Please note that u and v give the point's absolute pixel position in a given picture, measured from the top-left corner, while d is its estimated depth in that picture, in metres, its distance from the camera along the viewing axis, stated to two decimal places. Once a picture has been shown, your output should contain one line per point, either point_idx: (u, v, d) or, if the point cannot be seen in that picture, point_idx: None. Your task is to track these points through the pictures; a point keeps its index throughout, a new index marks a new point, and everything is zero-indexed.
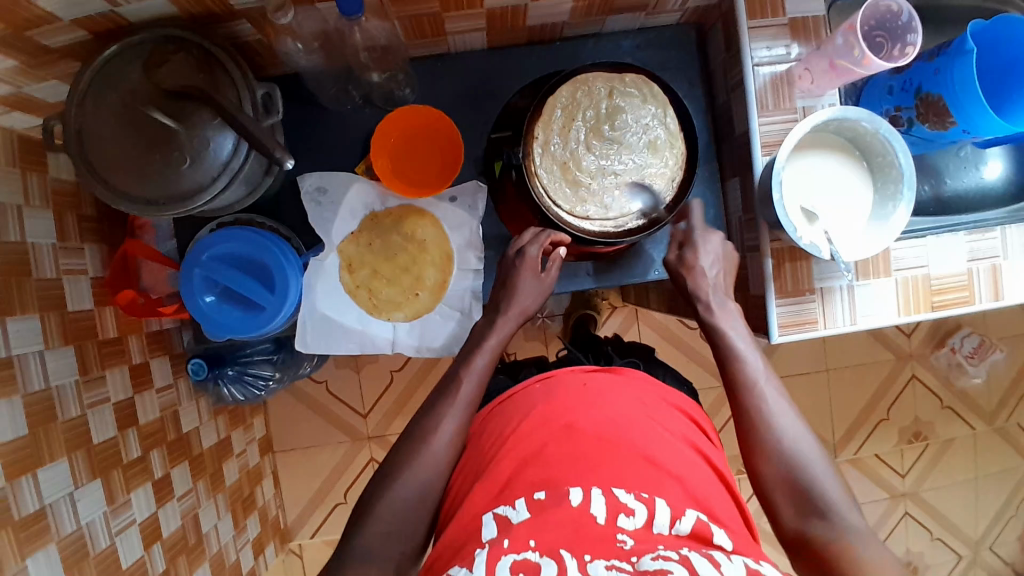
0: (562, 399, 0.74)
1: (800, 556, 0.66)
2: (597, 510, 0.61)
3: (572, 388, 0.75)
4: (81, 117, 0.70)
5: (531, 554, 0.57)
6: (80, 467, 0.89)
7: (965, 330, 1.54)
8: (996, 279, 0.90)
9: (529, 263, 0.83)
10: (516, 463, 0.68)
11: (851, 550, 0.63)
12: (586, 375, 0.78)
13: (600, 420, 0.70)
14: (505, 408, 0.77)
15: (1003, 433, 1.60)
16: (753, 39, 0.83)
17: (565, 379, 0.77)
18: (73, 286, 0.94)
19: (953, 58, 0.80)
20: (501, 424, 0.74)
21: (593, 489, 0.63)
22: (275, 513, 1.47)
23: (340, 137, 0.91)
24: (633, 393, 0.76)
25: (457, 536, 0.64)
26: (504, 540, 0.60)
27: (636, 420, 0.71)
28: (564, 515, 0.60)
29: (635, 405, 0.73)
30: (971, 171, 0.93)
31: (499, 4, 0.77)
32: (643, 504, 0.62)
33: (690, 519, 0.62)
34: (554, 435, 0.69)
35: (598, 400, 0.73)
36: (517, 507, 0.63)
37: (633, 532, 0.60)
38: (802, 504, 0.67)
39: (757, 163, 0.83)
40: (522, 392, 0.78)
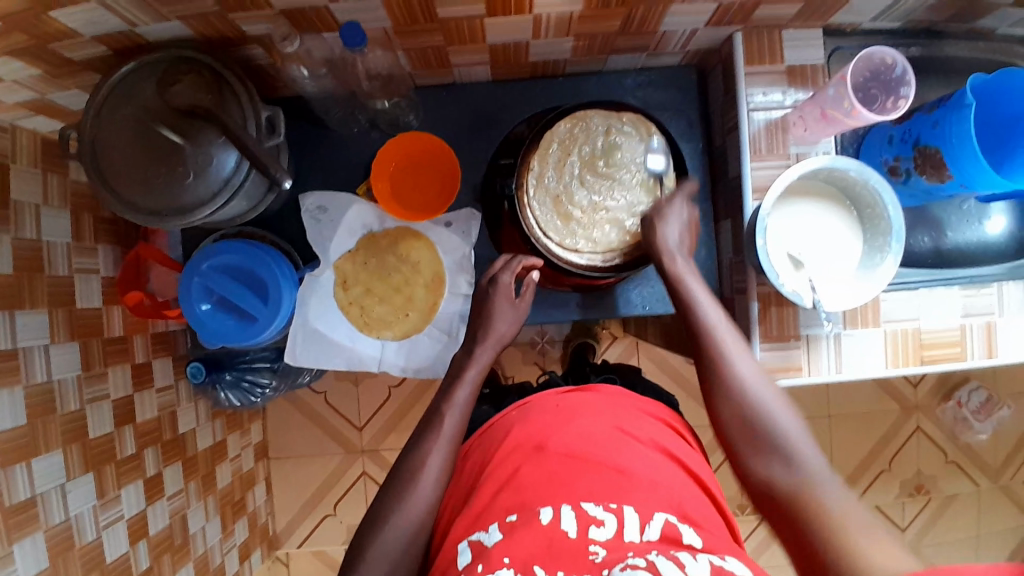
0: (532, 418, 0.75)
1: (761, 503, 0.69)
2: (568, 526, 0.61)
3: (546, 411, 0.76)
4: (96, 127, 0.74)
5: (505, 573, 0.57)
6: (74, 460, 0.92)
7: (973, 384, 1.51)
8: (991, 336, 0.89)
9: (502, 290, 0.85)
10: (492, 488, 0.68)
11: (813, 496, 0.65)
12: (561, 398, 0.78)
13: (570, 437, 0.71)
14: (485, 438, 0.78)
15: (1010, 493, 1.55)
16: (749, 85, 0.84)
17: (539, 403, 0.78)
18: (83, 284, 0.97)
19: (952, 112, 0.81)
20: (482, 451, 0.76)
21: (564, 506, 0.63)
22: (265, 520, 1.49)
23: (344, 158, 0.94)
24: (609, 410, 0.76)
25: (439, 564, 0.65)
26: (479, 565, 0.60)
27: (605, 433, 0.72)
28: (536, 534, 0.61)
29: (603, 418, 0.74)
30: (973, 225, 0.92)
31: (501, 40, 0.80)
32: (613, 514, 0.62)
33: (659, 522, 0.63)
34: (527, 457, 0.70)
35: (566, 417, 0.74)
36: (490, 530, 0.63)
37: (605, 543, 0.60)
38: (760, 447, 0.70)
39: (748, 207, 0.84)
40: (499, 420, 0.79)
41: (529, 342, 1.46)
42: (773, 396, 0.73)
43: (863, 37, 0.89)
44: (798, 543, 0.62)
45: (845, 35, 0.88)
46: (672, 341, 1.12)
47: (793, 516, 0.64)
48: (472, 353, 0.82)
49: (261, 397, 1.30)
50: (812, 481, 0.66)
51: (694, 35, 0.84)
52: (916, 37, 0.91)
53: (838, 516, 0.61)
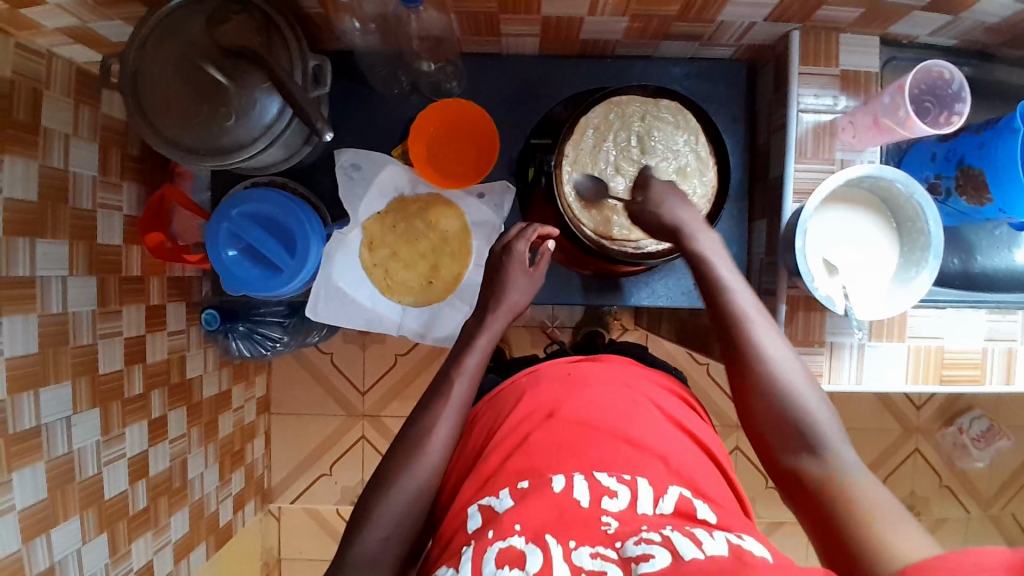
0: (542, 385, 0.75)
1: (787, 492, 0.64)
2: (580, 496, 0.61)
3: (557, 378, 0.76)
4: (140, 59, 0.73)
5: (516, 540, 0.57)
6: (81, 394, 0.92)
7: (976, 411, 1.51)
8: (1011, 362, 0.89)
9: (517, 259, 0.83)
10: (502, 451, 0.69)
11: (841, 483, 0.59)
12: (573, 367, 0.78)
13: (583, 405, 0.71)
14: (494, 403, 0.78)
15: (999, 523, 1.56)
16: (801, 86, 0.83)
17: (550, 371, 0.78)
18: (105, 219, 0.97)
19: (999, 134, 0.80)
20: (493, 414, 0.76)
21: (576, 476, 0.63)
22: (261, 473, 1.49)
23: (382, 118, 0.93)
24: (621, 379, 0.77)
25: (447, 531, 0.65)
26: (489, 530, 0.59)
27: (617, 403, 0.72)
28: (547, 501, 0.61)
29: (616, 387, 0.75)
30: (1002, 252, 0.91)
31: (556, 13, 0.79)
32: (626, 486, 0.62)
33: (674, 497, 0.63)
34: (538, 424, 0.70)
35: (578, 383, 0.75)
36: (501, 496, 0.63)
37: (617, 513, 0.60)
38: (789, 442, 0.65)
39: (788, 208, 0.83)
40: (508, 387, 0.79)
41: (540, 324, 1.46)
42: (801, 378, 0.68)
43: (920, 49, 0.87)
44: (824, 527, 0.58)
45: (902, 45, 0.86)
46: (688, 337, 1.12)
47: (820, 503, 0.59)
48: (484, 321, 0.80)
49: (270, 351, 1.29)
50: (839, 468, 0.61)
51: (751, 29, 0.82)
52: (972, 55, 0.90)
53: (862, 510, 0.56)
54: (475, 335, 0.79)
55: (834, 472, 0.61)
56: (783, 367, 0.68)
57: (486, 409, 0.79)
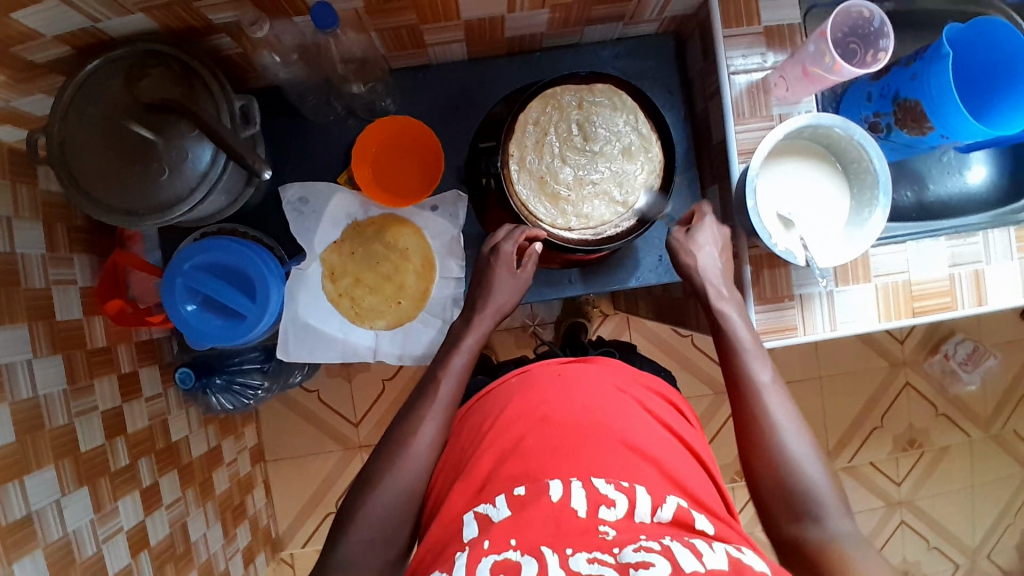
0: (535, 389, 0.75)
1: (791, 563, 0.66)
2: (577, 503, 0.61)
3: (547, 379, 0.76)
4: (64, 129, 0.71)
5: (512, 553, 0.56)
6: (66, 475, 0.90)
7: (958, 336, 1.53)
8: (979, 283, 0.90)
9: (505, 259, 0.81)
10: (494, 458, 0.68)
11: (845, 556, 0.62)
12: (561, 367, 0.79)
13: (577, 410, 0.71)
14: (483, 404, 0.78)
15: (999, 440, 1.59)
16: (728, 48, 0.84)
17: (540, 372, 0.78)
18: (62, 295, 0.95)
19: (930, 64, 0.81)
20: (481, 417, 0.76)
21: (573, 482, 0.62)
22: (266, 523, 1.47)
23: (322, 148, 0.92)
24: (609, 377, 0.77)
25: (439, 536, 0.64)
26: (484, 540, 0.58)
27: (609, 405, 0.72)
28: (544, 511, 0.60)
29: (606, 388, 0.75)
30: (954, 175, 0.94)
31: (476, 15, 0.79)
32: (624, 494, 0.62)
33: (672, 506, 0.63)
34: (532, 427, 0.70)
35: (567, 387, 0.74)
36: (497, 506, 0.62)
37: (614, 522, 0.60)
38: (795, 511, 0.67)
39: (734, 170, 0.84)
40: (498, 388, 0.78)
41: (520, 326, 1.46)
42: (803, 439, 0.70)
43: None
44: None
45: None
46: (665, 313, 1.13)
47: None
48: (470, 321, 0.80)
49: (253, 399, 1.27)
50: (840, 538, 0.64)
51: (670, 1, 0.83)
52: None
53: None
54: (461, 337, 0.79)
55: (836, 540, 0.64)
56: (794, 437, 0.70)
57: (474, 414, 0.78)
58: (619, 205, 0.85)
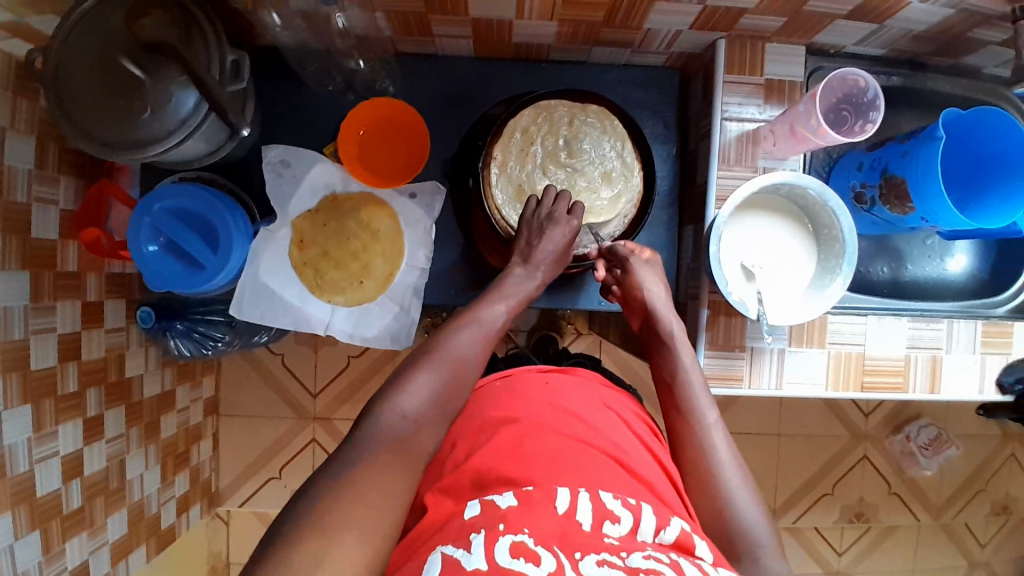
0: (522, 395, 0.73)
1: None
2: (584, 515, 0.57)
3: (535, 385, 0.75)
4: (60, 52, 0.72)
5: (526, 539, 0.52)
6: (12, 390, 0.91)
7: (923, 420, 1.52)
8: (935, 370, 0.90)
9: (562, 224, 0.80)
10: (491, 456, 0.64)
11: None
12: (545, 376, 0.77)
13: (572, 423, 0.69)
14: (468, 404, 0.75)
15: (947, 530, 1.57)
16: (726, 94, 0.84)
17: (525, 377, 0.77)
18: (41, 213, 0.95)
19: (922, 144, 0.81)
20: (466, 415, 0.73)
21: (581, 491, 0.59)
22: (207, 476, 1.48)
23: (316, 117, 0.93)
24: (592, 393, 0.76)
25: (435, 522, 0.59)
26: (498, 524, 0.54)
27: (598, 420, 0.72)
28: (554, 510, 0.56)
29: (594, 404, 0.74)
30: (935, 260, 0.95)
31: (484, 15, 0.79)
32: (630, 511, 0.59)
33: (675, 529, 0.59)
34: (529, 431, 0.67)
35: (557, 399, 0.73)
36: (504, 495, 0.59)
37: (619, 537, 0.56)
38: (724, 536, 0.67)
39: (710, 213, 0.84)
40: (480, 389, 0.76)
41: None
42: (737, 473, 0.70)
43: (846, 59, 0.88)
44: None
45: (829, 55, 0.88)
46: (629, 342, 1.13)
47: None
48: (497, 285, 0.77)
49: (213, 350, 1.28)
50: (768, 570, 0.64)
51: (679, 37, 0.84)
52: (902, 65, 0.91)
53: None
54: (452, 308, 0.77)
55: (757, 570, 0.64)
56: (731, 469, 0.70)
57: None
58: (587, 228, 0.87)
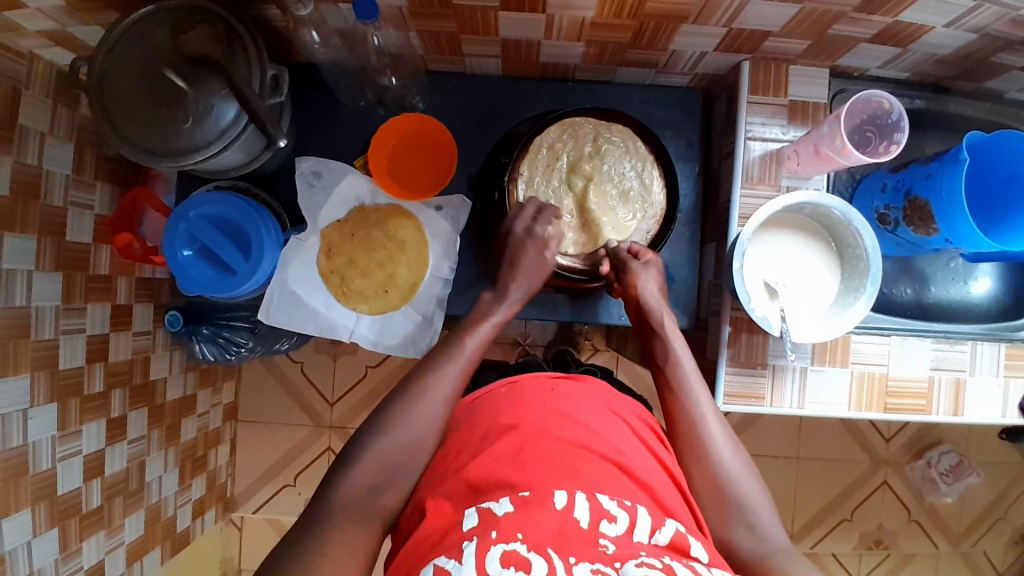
0: (525, 402, 0.71)
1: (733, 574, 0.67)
2: (580, 515, 0.58)
3: (539, 394, 0.72)
4: (105, 63, 0.75)
5: (518, 546, 0.54)
6: (40, 388, 0.93)
7: (945, 446, 1.50)
8: (958, 393, 0.89)
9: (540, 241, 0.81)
10: (492, 463, 0.64)
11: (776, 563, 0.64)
12: (552, 383, 0.75)
13: (575, 428, 0.68)
14: (470, 411, 0.74)
15: (968, 560, 1.55)
16: (750, 114, 0.86)
17: (530, 384, 0.74)
18: (76, 217, 0.98)
19: (945, 167, 0.81)
20: (468, 424, 0.72)
21: (578, 493, 0.59)
22: (223, 481, 1.49)
23: (347, 130, 0.95)
24: (598, 397, 0.75)
25: (433, 530, 0.60)
26: (491, 530, 0.56)
27: (604, 426, 0.70)
28: (549, 515, 0.57)
29: (600, 410, 0.72)
30: (958, 283, 0.94)
31: (513, 35, 0.82)
32: (626, 512, 0.59)
33: (670, 529, 0.60)
34: (531, 438, 0.66)
35: (561, 405, 0.71)
36: (500, 501, 0.59)
37: (615, 538, 0.57)
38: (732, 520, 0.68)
39: (732, 231, 0.85)
40: (486, 396, 0.75)
41: (511, 342, 1.44)
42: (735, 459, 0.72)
43: (870, 82, 0.89)
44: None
45: (853, 78, 0.89)
46: (648, 358, 1.13)
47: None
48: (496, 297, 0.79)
49: (236, 356, 1.29)
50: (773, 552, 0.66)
51: (703, 58, 0.85)
52: (925, 89, 0.92)
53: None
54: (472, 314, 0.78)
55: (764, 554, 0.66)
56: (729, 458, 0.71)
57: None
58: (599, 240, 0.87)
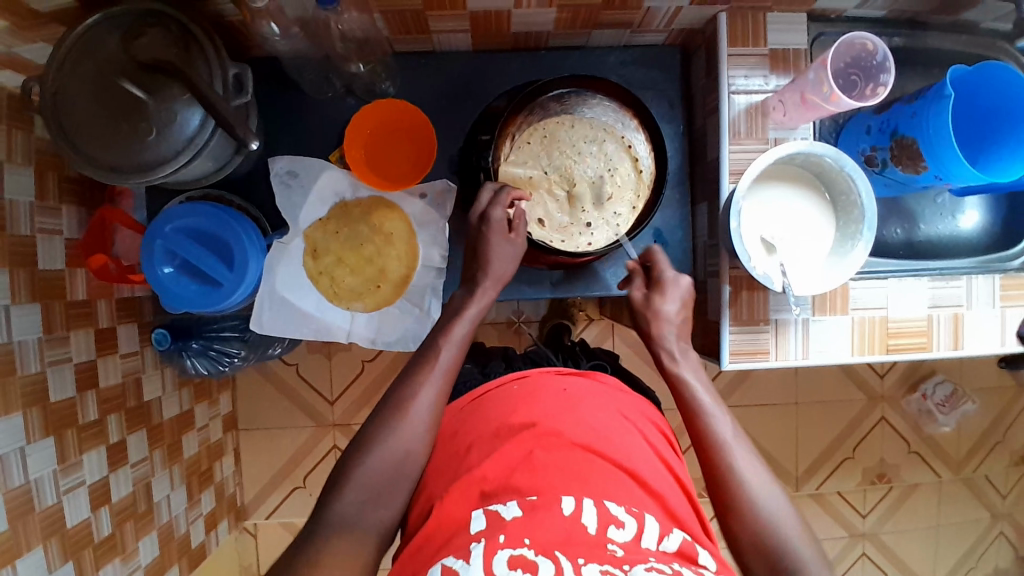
0: (539, 399, 0.70)
1: None
2: (588, 520, 0.57)
3: (552, 393, 0.71)
4: (58, 80, 0.71)
5: (526, 552, 0.53)
6: (34, 424, 0.90)
7: (939, 377, 1.53)
8: (957, 327, 0.90)
9: (496, 227, 0.79)
10: (502, 468, 0.62)
11: None
12: (564, 382, 0.73)
13: (586, 431, 0.66)
14: (478, 406, 0.72)
15: (968, 483, 1.59)
16: (732, 67, 0.84)
17: (541, 381, 0.73)
18: (46, 244, 0.94)
19: (930, 103, 0.81)
20: (476, 422, 0.70)
21: (585, 499, 0.59)
22: (232, 491, 1.47)
23: (318, 125, 0.92)
24: (610, 400, 0.73)
25: (436, 530, 0.60)
26: (498, 535, 0.55)
27: (612, 429, 0.68)
28: (557, 521, 0.56)
29: (611, 413, 0.70)
30: (947, 218, 0.94)
31: (481, 7, 0.78)
32: (634, 518, 0.59)
33: (676, 538, 0.59)
34: (539, 441, 0.64)
35: (573, 406, 0.69)
36: (508, 504, 0.59)
37: (624, 543, 0.56)
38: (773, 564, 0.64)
39: (723, 188, 0.84)
40: (496, 391, 0.73)
41: (506, 321, 1.42)
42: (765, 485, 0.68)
43: (848, 23, 0.88)
44: None
45: (830, 20, 0.87)
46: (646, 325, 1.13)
47: None
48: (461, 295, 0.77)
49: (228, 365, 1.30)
50: None
51: (679, 13, 0.83)
52: (902, 25, 0.91)
53: None
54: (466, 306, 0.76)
55: None
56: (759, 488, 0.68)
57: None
58: (582, 216, 0.85)
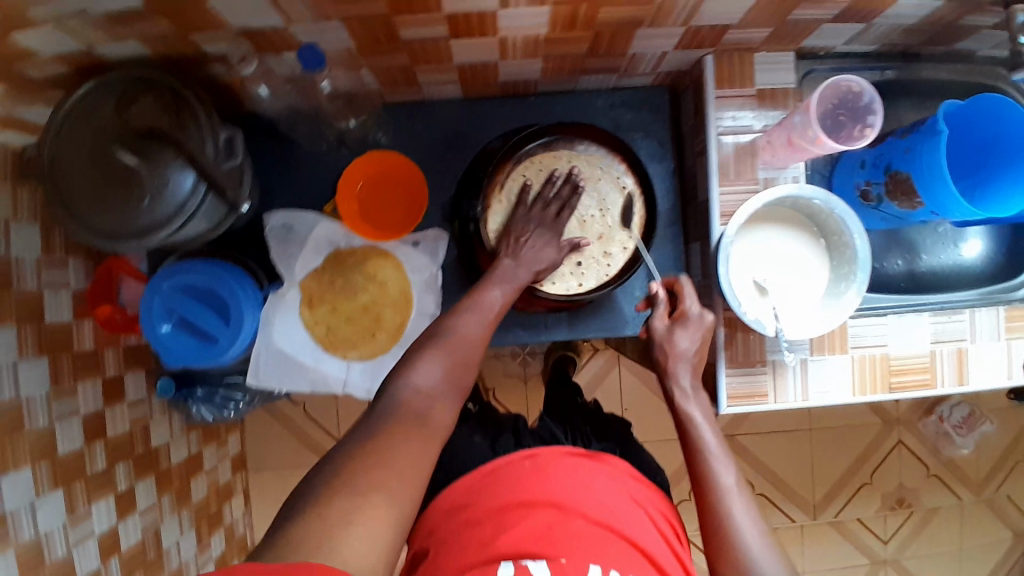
0: (552, 475, 0.70)
1: None
2: None
3: (563, 473, 0.71)
4: (53, 147, 0.72)
5: None
6: (43, 477, 0.91)
7: (954, 399, 1.50)
8: (961, 362, 0.89)
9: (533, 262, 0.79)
10: (523, 531, 0.63)
11: None
12: (572, 461, 0.73)
13: (601, 509, 0.68)
14: (485, 483, 0.70)
15: (991, 506, 1.55)
16: (719, 109, 0.84)
17: (550, 460, 0.72)
18: (52, 297, 0.94)
19: (924, 138, 0.80)
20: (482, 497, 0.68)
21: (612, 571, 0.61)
22: (242, 531, 1.48)
23: (313, 177, 0.93)
24: (618, 482, 0.73)
25: None
26: None
27: (623, 509, 0.69)
28: None
29: (621, 494, 0.71)
30: (949, 247, 0.93)
31: (467, 61, 0.79)
32: None
33: None
34: (557, 517, 0.65)
35: (586, 484, 0.70)
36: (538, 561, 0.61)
37: None
38: None
39: (715, 230, 0.83)
40: (505, 467, 0.72)
41: (510, 354, 1.42)
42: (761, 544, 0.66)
43: (837, 59, 0.87)
44: None
45: (818, 57, 0.87)
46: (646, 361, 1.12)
47: None
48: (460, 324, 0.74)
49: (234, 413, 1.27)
50: None
51: (664, 57, 0.83)
52: (893, 58, 0.90)
53: None
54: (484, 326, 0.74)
55: None
56: (755, 546, 0.66)
57: (464, 457, 0.79)
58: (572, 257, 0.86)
